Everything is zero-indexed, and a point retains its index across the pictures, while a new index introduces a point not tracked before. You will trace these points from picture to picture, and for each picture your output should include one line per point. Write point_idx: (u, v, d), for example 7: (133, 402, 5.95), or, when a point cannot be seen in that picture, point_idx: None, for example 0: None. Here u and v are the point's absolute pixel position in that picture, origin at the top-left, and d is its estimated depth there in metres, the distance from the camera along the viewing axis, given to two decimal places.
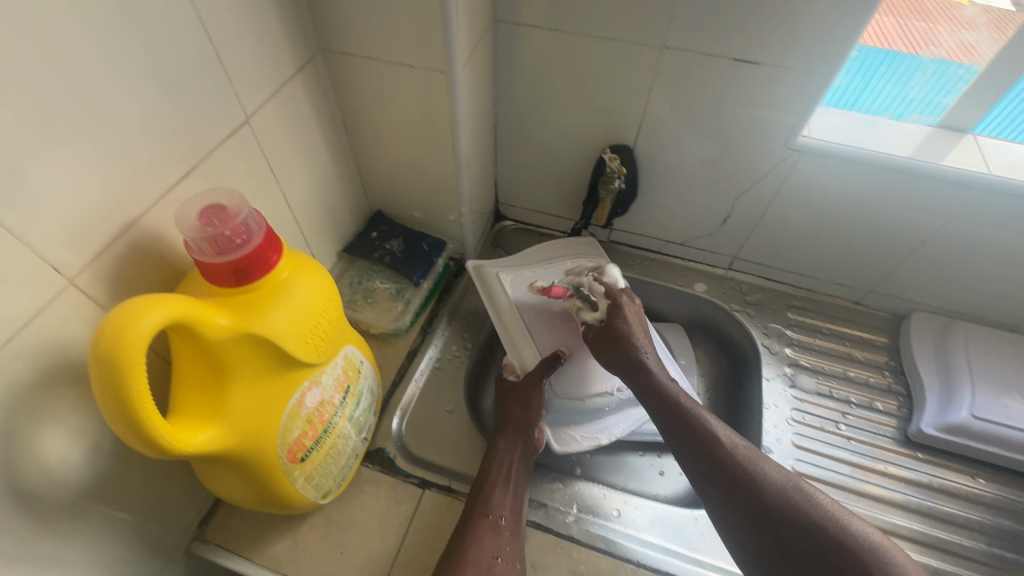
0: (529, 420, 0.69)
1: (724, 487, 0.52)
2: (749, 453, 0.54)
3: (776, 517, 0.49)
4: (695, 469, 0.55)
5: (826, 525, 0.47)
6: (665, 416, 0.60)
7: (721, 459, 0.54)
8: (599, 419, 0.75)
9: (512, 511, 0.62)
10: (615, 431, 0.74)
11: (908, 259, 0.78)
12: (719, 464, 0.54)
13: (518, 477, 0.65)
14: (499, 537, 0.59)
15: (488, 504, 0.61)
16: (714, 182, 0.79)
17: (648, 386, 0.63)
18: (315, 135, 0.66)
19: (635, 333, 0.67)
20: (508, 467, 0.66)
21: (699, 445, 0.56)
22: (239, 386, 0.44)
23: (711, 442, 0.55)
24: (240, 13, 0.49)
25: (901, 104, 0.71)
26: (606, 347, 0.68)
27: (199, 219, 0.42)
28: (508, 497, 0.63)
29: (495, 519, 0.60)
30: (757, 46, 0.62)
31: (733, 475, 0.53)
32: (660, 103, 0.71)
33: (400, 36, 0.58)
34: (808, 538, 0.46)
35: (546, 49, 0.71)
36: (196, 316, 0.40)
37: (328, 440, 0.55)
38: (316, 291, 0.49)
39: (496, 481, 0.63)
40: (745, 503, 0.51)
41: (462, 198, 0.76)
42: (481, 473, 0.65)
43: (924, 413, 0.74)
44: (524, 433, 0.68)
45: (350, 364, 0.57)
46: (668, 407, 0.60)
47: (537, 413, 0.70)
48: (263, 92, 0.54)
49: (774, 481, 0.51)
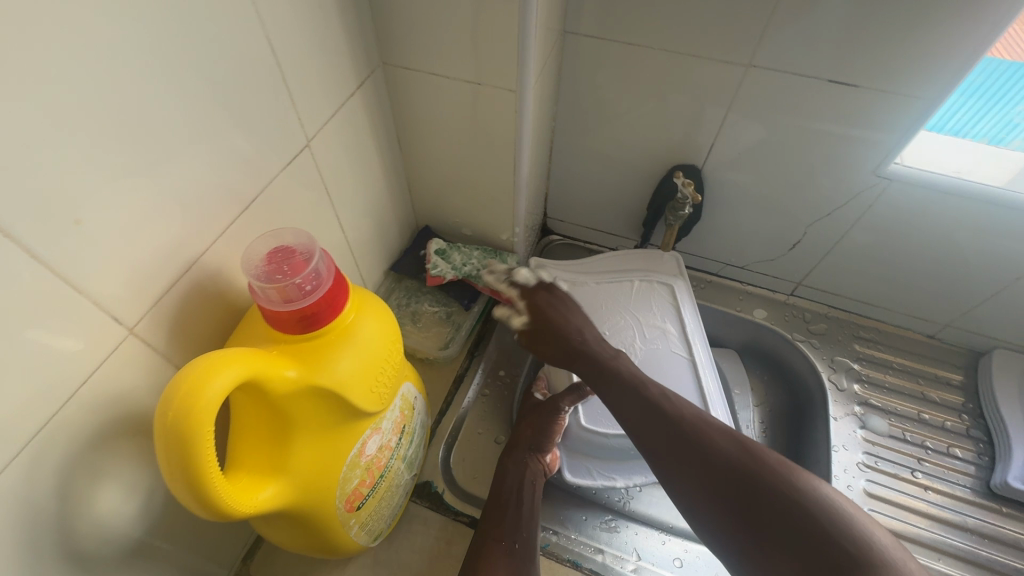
0: (543, 444, 0.66)
1: (682, 465, 0.48)
2: (701, 418, 0.50)
3: (746, 488, 0.44)
4: (648, 445, 0.51)
5: (804, 504, 0.42)
6: (626, 398, 0.54)
7: (677, 431, 0.50)
8: (623, 461, 0.69)
9: (530, 538, 0.58)
10: (636, 479, 0.68)
11: (997, 295, 0.72)
12: (685, 444, 0.48)
13: (530, 497, 0.62)
14: (515, 561, 0.55)
15: (502, 528, 0.58)
16: (785, 206, 0.74)
17: (591, 365, 0.59)
18: (371, 152, 0.62)
19: (563, 318, 0.63)
20: (519, 486, 0.62)
21: (655, 420, 0.51)
22: (302, 439, 0.41)
23: (665, 415, 0.51)
24: (306, 29, 0.45)
25: (1001, 128, 0.64)
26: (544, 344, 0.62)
27: (267, 264, 0.39)
28: (522, 520, 0.59)
29: (509, 544, 0.56)
30: (856, 65, 0.56)
31: (686, 444, 0.48)
32: (738, 123, 0.66)
33: (468, 51, 0.54)
34: (789, 520, 0.42)
35: (616, 62, 0.66)
36: (263, 370, 0.36)
37: (383, 484, 0.52)
38: (381, 333, 0.46)
39: (508, 503, 0.60)
40: (704, 475, 0.46)
41: (517, 218, 0.72)
42: (494, 495, 0.62)
43: (1009, 465, 0.69)
44: (534, 455, 0.65)
45: (406, 403, 0.54)
46: (620, 381, 0.56)
47: (551, 439, 0.66)
48: (325, 112, 0.51)
49: (734, 453, 0.46)
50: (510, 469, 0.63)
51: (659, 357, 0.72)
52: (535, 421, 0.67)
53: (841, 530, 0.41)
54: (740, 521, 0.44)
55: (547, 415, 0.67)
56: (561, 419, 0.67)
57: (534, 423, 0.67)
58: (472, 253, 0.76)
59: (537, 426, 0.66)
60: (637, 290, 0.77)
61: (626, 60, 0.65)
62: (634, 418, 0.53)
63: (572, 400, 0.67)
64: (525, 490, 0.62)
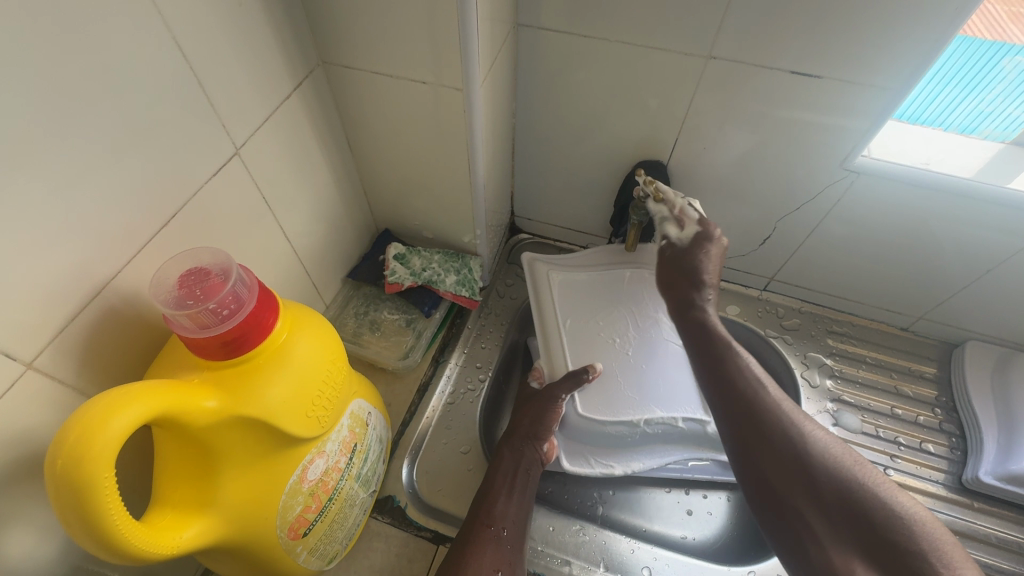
0: (540, 432, 0.65)
1: (757, 446, 0.52)
2: (793, 412, 0.53)
3: (812, 471, 0.48)
4: (733, 427, 0.54)
5: (861, 489, 0.46)
6: (707, 358, 0.59)
7: (759, 418, 0.53)
8: (621, 448, 0.67)
9: (518, 525, 0.59)
10: (633, 465, 0.66)
11: (968, 287, 0.71)
12: (757, 417, 0.53)
13: (523, 485, 0.62)
14: (501, 549, 0.56)
15: (490, 514, 0.58)
16: (754, 201, 0.72)
17: (699, 330, 0.61)
18: (316, 156, 0.59)
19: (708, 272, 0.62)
20: (514, 472, 0.62)
21: (744, 406, 0.54)
22: (233, 469, 0.38)
23: (742, 389, 0.55)
24: (223, 29, 0.42)
25: (970, 119, 0.62)
26: (670, 274, 0.65)
27: (179, 288, 0.36)
28: (512, 507, 0.59)
29: (497, 531, 0.57)
30: (818, 55, 0.54)
31: (766, 429, 0.52)
32: (701, 117, 0.64)
33: (411, 50, 0.51)
34: (842, 497, 0.46)
35: (573, 56, 0.63)
36: (180, 403, 0.34)
37: (333, 507, 0.50)
38: (318, 354, 0.43)
39: (500, 490, 0.60)
40: (778, 455, 0.50)
41: (478, 220, 0.70)
42: (487, 480, 0.62)
43: (981, 459, 0.69)
44: (532, 443, 0.65)
45: (357, 421, 0.52)
46: (718, 366, 0.58)
47: (550, 429, 0.65)
48: (254, 116, 0.48)
49: (814, 440, 0.50)
50: (506, 456, 0.64)
51: (657, 351, 0.71)
52: (534, 408, 0.67)
53: (914, 535, 0.42)
54: (804, 495, 0.48)
55: (544, 404, 0.66)
56: (559, 410, 0.66)
57: (532, 412, 0.66)
58: (432, 258, 0.74)
59: (535, 415, 0.66)
60: (630, 278, 0.76)
61: (583, 54, 0.62)
62: (724, 396, 0.56)
63: (568, 388, 0.67)
64: (519, 477, 0.62)
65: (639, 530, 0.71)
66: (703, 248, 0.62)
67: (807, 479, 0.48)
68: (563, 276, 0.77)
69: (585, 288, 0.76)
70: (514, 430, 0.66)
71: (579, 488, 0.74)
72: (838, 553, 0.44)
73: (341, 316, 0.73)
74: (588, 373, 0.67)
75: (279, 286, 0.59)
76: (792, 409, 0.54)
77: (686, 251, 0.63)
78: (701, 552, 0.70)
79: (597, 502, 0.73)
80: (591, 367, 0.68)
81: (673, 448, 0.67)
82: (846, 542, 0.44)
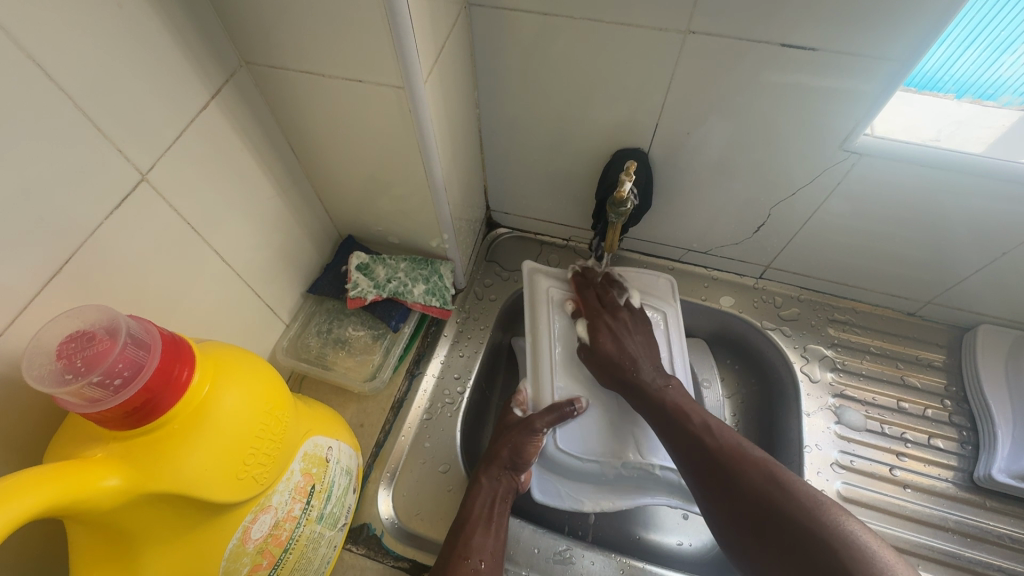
0: (520, 463, 0.61)
1: (717, 493, 0.53)
2: (742, 452, 0.54)
3: (763, 511, 0.50)
4: (692, 472, 0.56)
5: (825, 542, 0.45)
6: (654, 412, 0.60)
7: (713, 461, 0.55)
8: (591, 484, 0.63)
9: (496, 557, 0.56)
10: (605, 502, 0.62)
11: (981, 270, 0.65)
12: (706, 461, 0.55)
13: (502, 514, 0.58)
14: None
15: (469, 546, 0.55)
16: (744, 186, 0.66)
17: (647, 401, 0.61)
18: (252, 168, 0.53)
19: (625, 347, 0.64)
20: (493, 502, 0.59)
21: (692, 446, 0.56)
22: (154, 540, 0.35)
23: (682, 428, 0.58)
24: (96, 36, 0.35)
25: (988, 85, 0.53)
26: (603, 367, 0.64)
27: (59, 358, 0.31)
28: (490, 538, 0.56)
29: (476, 564, 0.54)
30: (807, 25, 0.47)
31: (725, 476, 0.53)
32: (681, 99, 0.57)
33: (340, 44, 0.44)
34: (803, 549, 0.46)
35: (533, 36, 0.56)
36: (73, 488, 0.30)
37: (292, 556, 0.46)
38: (250, 403, 0.38)
39: (477, 520, 0.57)
40: (735, 502, 0.52)
41: (443, 224, 0.64)
42: (463, 509, 0.58)
43: (994, 456, 0.65)
44: (510, 473, 0.61)
45: (313, 461, 0.47)
46: (660, 410, 0.60)
47: (529, 460, 0.61)
48: (155, 133, 0.42)
49: (768, 490, 0.50)
50: (484, 484, 0.59)
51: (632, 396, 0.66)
52: (514, 439, 0.62)
53: None
54: (761, 535, 0.49)
55: (522, 435, 0.62)
56: (537, 442, 0.62)
57: (510, 442, 0.62)
58: (398, 266, 0.70)
59: (514, 445, 0.61)
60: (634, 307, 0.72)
61: (544, 34, 0.55)
62: (674, 443, 0.58)
63: (550, 421, 0.62)
64: (498, 506, 0.59)
65: (634, 540, 0.68)
66: (612, 336, 0.65)
67: (761, 515, 0.50)
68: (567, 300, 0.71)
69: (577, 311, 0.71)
70: (490, 457, 0.62)
71: None
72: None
73: (303, 335, 0.68)
74: (571, 408, 0.63)
75: (222, 314, 0.54)
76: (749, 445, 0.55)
77: (595, 346, 0.65)
78: (696, 561, 0.66)
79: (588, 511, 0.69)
80: (577, 401, 0.64)
81: (647, 493, 0.62)
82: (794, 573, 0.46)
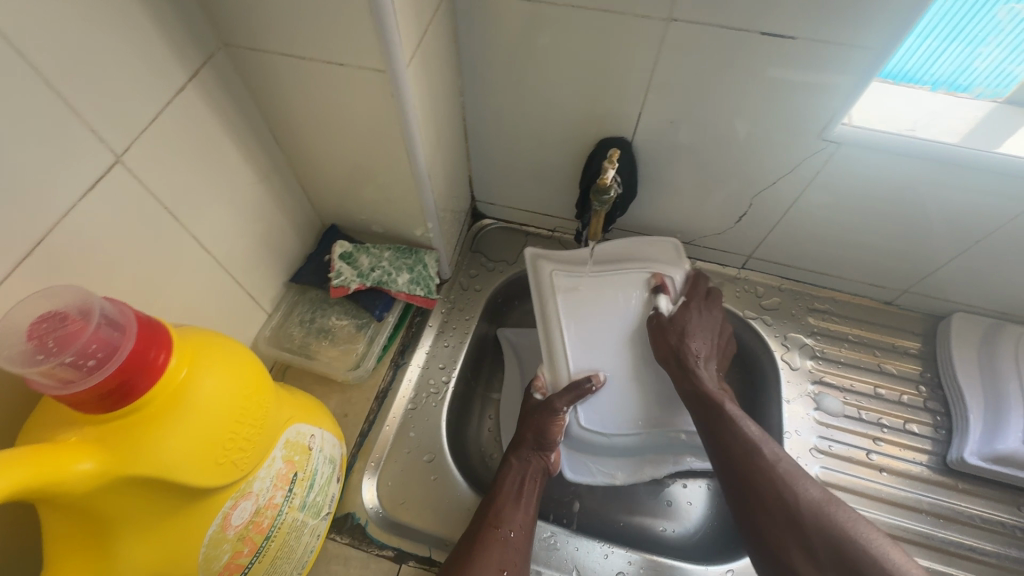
0: (546, 442, 0.63)
1: (759, 505, 0.55)
2: (791, 473, 0.56)
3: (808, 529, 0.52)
4: (733, 477, 0.57)
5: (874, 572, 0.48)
6: (707, 415, 0.61)
7: (759, 471, 0.56)
8: (621, 458, 0.67)
9: (525, 530, 0.58)
10: (635, 471, 0.67)
11: (954, 259, 0.67)
12: (754, 472, 0.56)
13: (531, 492, 0.61)
14: (508, 552, 0.55)
15: (498, 518, 0.57)
16: (726, 176, 0.66)
17: (700, 395, 0.62)
18: (232, 154, 0.52)
19: (699, 336, 0.66)
20: (522, 481, 0.61)
21: (744, 455, 0.57)
22: (133, 524, 0.35)
23: (735, 438, 0.58)
24: (66, 13, 0.34)
25: (959, 76, 0.55)
26: (669, 345, 0.65)
27: (30, 338, 0.31)
28: (519, 512, 0.58)
29: (505, 534, 0.56)
30: (787, 14, 0.48)
31: (770, 487, 0.55)
32: (664, 88, 0.58)
33: (319, 24, 0.43)
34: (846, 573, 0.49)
35: (517, 24, 0.55)
36: (47, 469, 0.30)
37: (274, 544, 0.46)
38: (229, 387, 0.38)
39: (507, 495, 0.59)
40: (775, 516, 0.54)
41: (427, 212, 0.64)
42: (496, 483, 0.61)
43: (967, 439, 0.66)
44: (538, 454, 0.63)
45: (295, 448, 0.47)
46: (712, 413, 0.61)
47: (555, 441, 0.63)
48: (129, 115, 0.41)
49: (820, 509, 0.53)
50: (513, 465, 0.62)
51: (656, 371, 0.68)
52: (538, 418, 0.63)
53: None
54: (794, 550, 0.52)
55: (544, 417, 0.63)
56: (560, 422, 0.62)
57: (535, 425, 0.63)
58: (382, 255, 0.69)
59: (538, 427, 0.63)
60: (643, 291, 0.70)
61: (527, 20, 0.55)
62: (721, 445, 0.59)
63: (569, 400, 0.63)
64: (526, 484, 0.61)
65: (617, 527, 0.69)
66: (690, 318, 0.66)
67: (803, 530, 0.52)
68: (585, 286, 0.69)
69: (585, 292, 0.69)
70: (518, 440, 0.64)
71: (554, 484, 0.71)
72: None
73: (286, 324, 0.67)
74: (589, 384, 0.64)
75: (202, 302, 0.53)
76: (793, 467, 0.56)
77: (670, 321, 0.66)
78: (677, 546, 0.67)
79: (573, 498, 0.70)
80: (594, 377, 0.65)
81: (672, 457, 0.68)
82: None
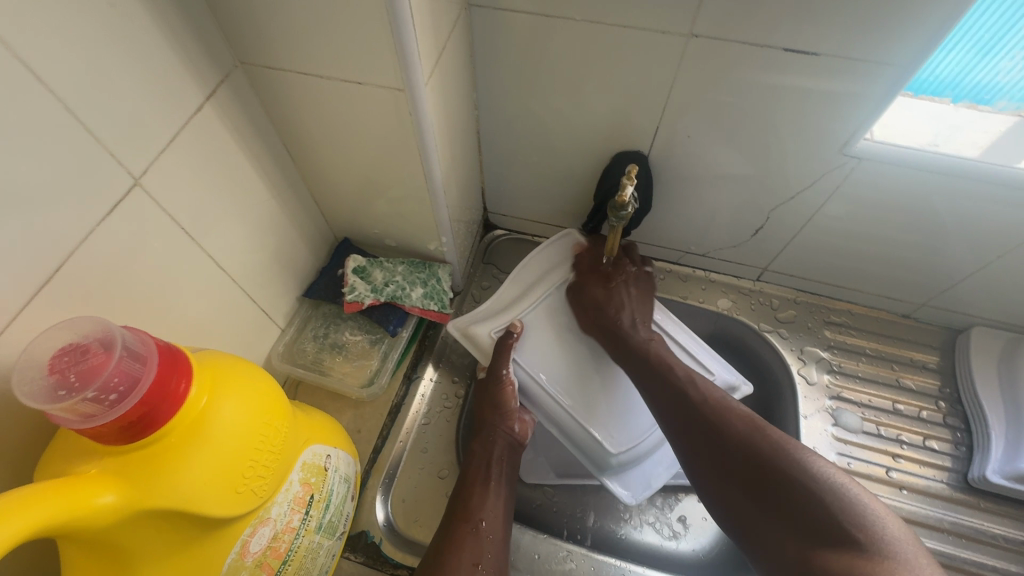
0: (505, 411, 0.61)
1: (703, 442, 0.51)
2: (724, 405, 0.53)
3: (747, 460, 0.48)
4: (672, 426, 0.55)
5: (813, 492, 0.43)
6: (643, 373, 0.60)
7: (696, 414, 0.53)
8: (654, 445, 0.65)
9: (499, 517, 0.56)
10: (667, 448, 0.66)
11: (976, 273, 0.65)
12: (691, 418, 0.53)
13: (500, 473, 0.59)
14: (480, 542, 0.52)
15: (469, 508, 0.55)
16: (743, 189, 0.65)
17: (628, 350, 0.62)
18: (247, 172, 0.52)
19: (623, 298, 0.66)
20: (489, 463, 0.59)
21: (677, 399, 0.55)
22: (153, 556, 0.35)
23: (671, 390, 0.56)
24: (88, 40, 0.34)
25: (983, 89, 0.53)
26: (591, 310, 0.66)
27: (52, 371, 0.30)
28: (489, 496, 0.56)
29: (475, 525, 0.54)
30: (811, 31, 0.47)
31: (707, 428, 0.52)
32: (682, 103, 0.57)
33: (337, 43, 0.43)
34: (788, 502, 0.44)
35: (534, 39, 0.55)
36: (69, 507, 0.29)
37: (291, 567, 0.45)
38: (248, 413, 0.37)
39: (473, 483, 0.57)
40: (719, 456, 0.50)
41: (442, 227, 0.63)
42: (464, 473, 0.59)
43: (988, 458, 0.66)
44: (502, 428, 0.61)
45: (312, 470, 0.46)
46: (644, 363, 0.60)
47: (511, 406, 0.62)
48: (148, 136, 0.40)
49: (757, 434, 0.49)
50: (476, 449, 0.60)
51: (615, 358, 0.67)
52: (487, 393, 0.62)
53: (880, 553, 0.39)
54: (740, 493, 0.48)
55: (491, 388, 0.62)
56: (507, 384, 0.62)
57: (486, 401, 0.62)
58: (396, 269, 0.69)
59: (489, 401, 0.62)
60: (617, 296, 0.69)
61: (544, 36, 0.54)
62: (659, 400, 0.57)
63: (504, 359, 0.62)
64: (494, 466, 0.59)
65: (633, 544, 0.68)
66: (604, 282, 0.67)
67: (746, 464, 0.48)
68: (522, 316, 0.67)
69: (537, 322, 0.67)
70: (479, 424, 0.62)
71: (569, 498, 0.70)
72: (798, 553, 0.42)
73: (299, 339, 0.66)
74: (512, 334, 0.64)
75: (218, 320, 0.53)
76: (727, 400, 0.54)
77: (585, 290, 0.67)
78: (695, 564, 0.67)
79: (588, 512, 0.69)
80: (513, 326, 0.64)
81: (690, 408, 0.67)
82: (774, 521, 0.44)
